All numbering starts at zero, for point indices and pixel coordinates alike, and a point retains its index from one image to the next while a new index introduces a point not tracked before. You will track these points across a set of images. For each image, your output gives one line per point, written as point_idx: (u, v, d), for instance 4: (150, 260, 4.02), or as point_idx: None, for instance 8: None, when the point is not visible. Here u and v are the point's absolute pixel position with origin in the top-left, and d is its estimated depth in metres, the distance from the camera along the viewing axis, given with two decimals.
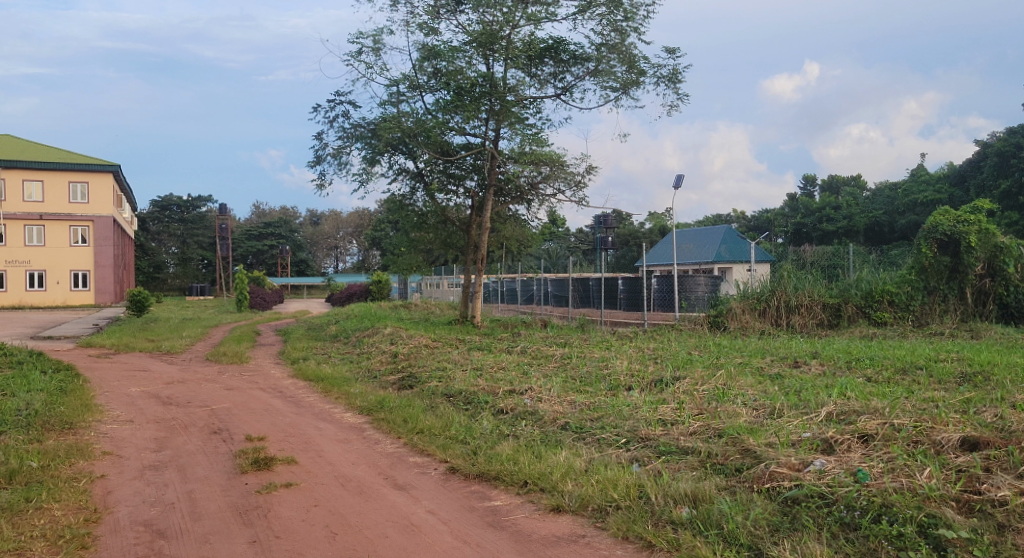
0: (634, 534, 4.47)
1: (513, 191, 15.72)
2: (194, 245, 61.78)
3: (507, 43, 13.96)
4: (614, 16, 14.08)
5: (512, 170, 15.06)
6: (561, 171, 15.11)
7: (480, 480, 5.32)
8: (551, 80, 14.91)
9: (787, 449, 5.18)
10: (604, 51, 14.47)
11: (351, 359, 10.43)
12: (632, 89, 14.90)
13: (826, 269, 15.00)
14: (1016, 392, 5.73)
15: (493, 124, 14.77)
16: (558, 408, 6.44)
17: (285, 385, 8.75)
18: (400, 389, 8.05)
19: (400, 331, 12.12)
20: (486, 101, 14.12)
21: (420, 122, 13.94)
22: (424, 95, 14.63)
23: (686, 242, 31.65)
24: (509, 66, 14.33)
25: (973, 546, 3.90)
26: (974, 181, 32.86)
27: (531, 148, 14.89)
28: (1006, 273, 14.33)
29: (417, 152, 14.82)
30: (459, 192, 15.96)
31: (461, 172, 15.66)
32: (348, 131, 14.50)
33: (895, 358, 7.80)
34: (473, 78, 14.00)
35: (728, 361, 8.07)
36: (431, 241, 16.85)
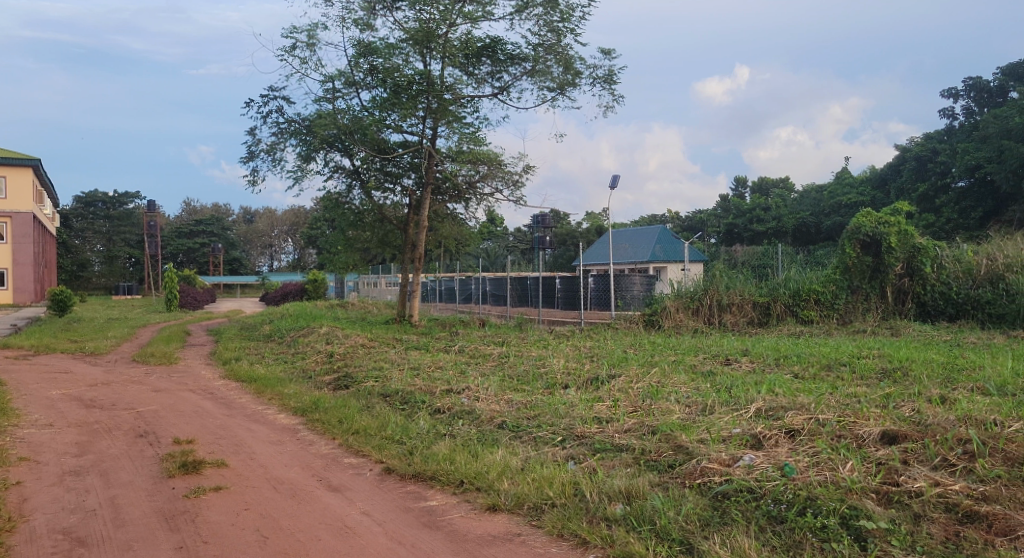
0: (568, 531, 4.54)
1: (451, 191, 15.86)
2: (121, 243, 60.29)
3: (444, 42, 13.81)
4: (550, 17, 14.03)
5: (450, 169, 15.18)
6: (498, 171, 15.29)
7: (416, 480, 5.35)
8: (488, 79, 14.86)
9: (718, 445, 5.24)
10: (541, 51, 14.44)
11: (286, 359, 10.36)
12: (569, 90, 14.94)
13: (755, 268, 15.30)
14: (932, 387, 6.04)
15: (431, 122, 14.71)
16: (495, 407, 6.49)
17: (217, 387, 8.67)
18: (335, 389, 8.03)
19: (336, 331, 12.03)
20: (424, 100, 14.03)
21: (355, 120, 13.94)
22: (361, 92, 14.48)
23: (623, 242, 32.07)
24: (446, 64, 14.24)
25: (892, 535, 4.07)
26: (895, 184, 35.04)
27: (468, 147, 14.94)
28: (924, 273, 14.50)
29: (353, 151, 14.59)
30: (396, 190, 15.81)
31: (399, 170, 15.52)
32: (282, 127, 14.29)
33: (820, 355, 8.05)
34: (410, 76, 13.82)
35: (662, 359, 8.22)
36: (368, 238, 16.59)
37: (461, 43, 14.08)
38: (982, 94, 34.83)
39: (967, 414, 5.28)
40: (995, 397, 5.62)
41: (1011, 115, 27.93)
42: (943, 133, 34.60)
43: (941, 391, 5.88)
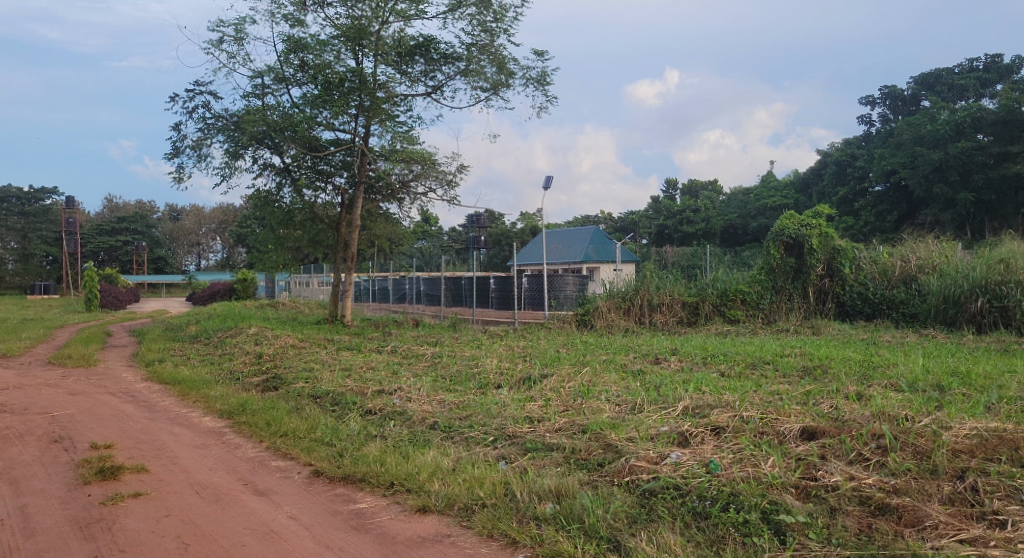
0: (498, 531, 4.56)
1: (384, 189, 15.71)
2: (37, 241, 57.83)
3: (376, 39, 13.70)
4: (483, 17, 14.04)
5: (383, 167, 15.05)
6: (432, 170, 15.29)
7: (345, 483, 5.29)
8: (422, 78, 14.78)
9: (646, 443, 5.33)
10: (474, 51, 14.44)
11: (213, 361, 10.12)
12: (503, 90, 14.95)
13: (685, 269, 15.76)
14: (849, 384, 6.26)
15: (364, 120, 14.53)
16: (427, 408, 6.47)
17: (138, 389, 8.41)
18: (264, 391, 7.88)
19: (265, 331, 11.81)
20: (356, 97, 13.90)
21: (285, 117, 13.71)
22: (291, 88, 14.24)
23: (556, 242, 32.28)
24: (379, 62, 14.07)
25: (809, 529, 4.22)
26: (817, 188, 36.70)
27: (402, 145, 14.84)
28: (843, 273, 15.07)
29: (283, 148, 14.27)
30: (327, 188, 15.58)
31: (331, 169, 15.31)
32: (208, 122, 13.94)
33: (746, 354, 8.26)
34: (342, 73, 13.66)
35: (593, 358, 8.33)
36: (300, 237, 16.31)
37: (394, 41, 13.98)
38: (897, 102, 36.59)
39: (880, 409, 5.49)
40: (907, 393, 5.86)
41: (923, 123, 30.56)
42: (862, 139, 36.36)
43: (857, 388, 6.10)
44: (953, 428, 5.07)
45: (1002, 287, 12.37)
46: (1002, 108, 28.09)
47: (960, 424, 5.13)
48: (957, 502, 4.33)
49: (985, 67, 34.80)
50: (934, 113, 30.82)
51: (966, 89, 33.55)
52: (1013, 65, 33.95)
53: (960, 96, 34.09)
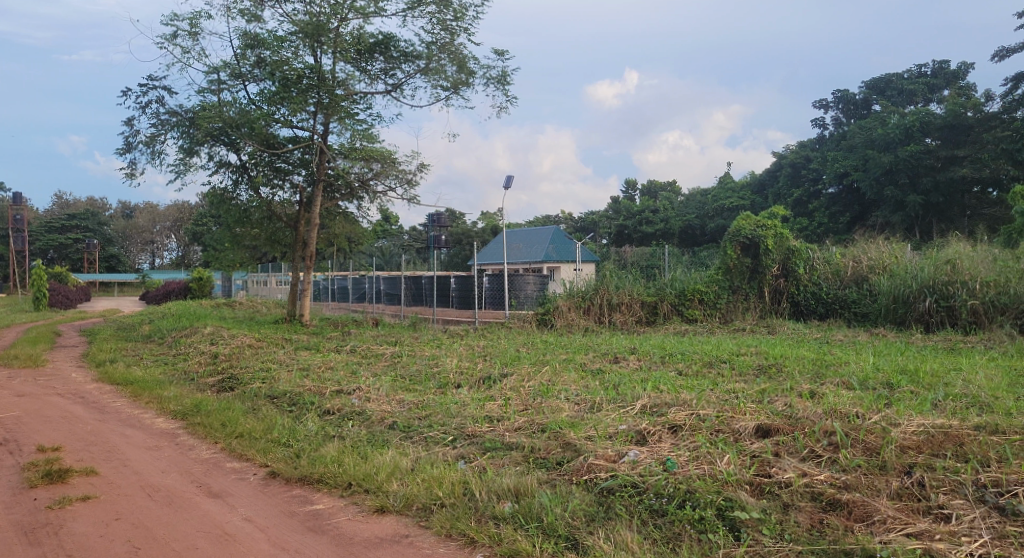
0: (456, 531, 4.55)
1: (343, 187, 15.57)
2: None
3: (334, 36, 13.58)
4: (443, 15, 13.99)
5: (342, 166, 14.88)
6: (392, 168, 15.20)
7: (302, 484, 5.23)
8: (381, 76, 14.69)
9: (604, 441, 5.36)
10: (434, 50, 14.38)
11: (167, 361, 9.93)
12: (464, 89, 14.91)
13: (644, 268, 15.83)
14: (803, 383, 6.37)
15: (323, 118, 14.37)
16: (386, 408, 6.44)
17: (88, 390, 8.22)
18: (219, 391, 7.75)
19: (221, 331, 11.63)
20: (314, 95, 13.78)
21: (242, 113, 13.49)
22: (248, 84, 14.04)
23: (516, 242, 32.24)
24: (338, 59, 13.95)
25: (763, 525, 4.29)
26: (772, 190, 37.60)
27: (361, 144, 14.82)
28: (797, 273, 15.20)
29: (239, 145, 14.07)
30: (285, 186, 15.40)
31: (288, 166, 15.15)
32: (162, 119, 13.70)
33: (702, 353, 8.36)
34: (299, 70, 13.52)
35: (553, 358, 8.35)
36: (257, 235, 16.10)
37: (353, 38, 13.87)
38: (849, 106, 37.38)
39: (832, 407, 5.60)
40: (858, 391, 5.99)
41: (874, 126, 31.44)
42: (815, 142, 37.32)
43: (810, 387, 6.21)
44: (901, 425, 5.20)
45: (949, 287, 12.73)
46: (948, 113, 29.00)
47: (908, 421, 5.26)
48: (905, 497, 4.43)
49: (933, 73, 35.64)
50: (885, 117, 31.23)
51: (914, 93, 34.60)
52: (960, 72, 34.96)
53: (908, 100, 35.19)
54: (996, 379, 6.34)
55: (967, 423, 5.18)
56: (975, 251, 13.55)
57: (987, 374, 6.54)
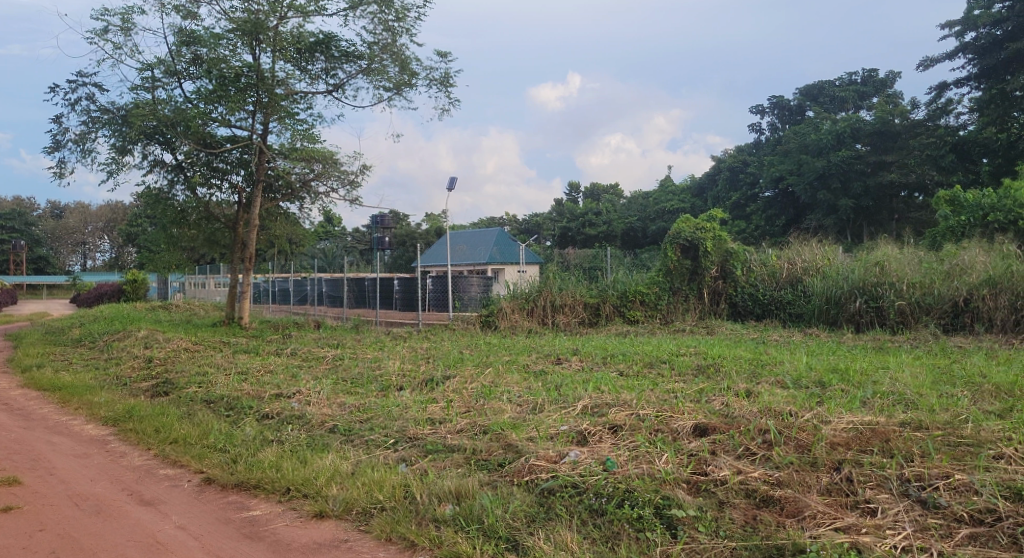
0: (397, 535, 4.52)
1: (283, 188, 15.39)
2: None
3: (274, 35, 13.41)
4: (385, 16, 13.91)
5: (282, 166, 14.68)
6: (334, 169, 15.01)
7: (238, 490, 5.14)
8: (322, 76, 14.55)
9: (546, 442, 5.39)
10: (376, 50, 14.30)
11: (97, 366, 9.65)
12: (407, 90, 14.82)
13: (587, 270, 16.02)
14: (739, 382, 6.51)
15: (263, 117, 14.17)
16: (327, 411, 6.36)
17: (12, 398, 7.93)
18: (153, 396, 7.56)
19: (156, 335, 11.34)
20: (252, 93, 13.59)
21: (178, 111, 13.20)
22: (183, 82, 13.78)
23: (460, 243, 32.27)
24: (278, 57, 13.77)
25: (699, 522, 4.37)
26: (711, 194, 38.90)
27: (302, 144, 14.58)
28: (736, 275, 15.53)
29: (175, 144, 13.80)
30: (223, 187, 15.11)
31: (226, 166, 14.88)
32: (92, 116, 13.38)
33: (643, 353, 8.49)
34: (237, 68, 13.30)
35: (496, 359, 8.36)
36: (195, 237, 15.82)
37: (292, 36, 13.70)
38: (784, 112, 38.47)
39: (767, 406, 5.74)
40: (792, 390, 6.15)
41: (807, 132, 32.36)
42: (752, 147, 38.42)
43: (746, 386, 6.35)
44: (832, 422, 5.35)
45: (878, 288, 13.20)
46: (878, 120, 30.15)
47: (839, 418, 5.42)
48: (834, 492, 4.56)
49: (862, 81, 36.80)
50: (817, 124, 32.43)
51: (846, 100, 35.64)
52: (887, 80, 36.24)
53: (840, 107, 36.25)
54: (921, 376, 6.59)
55: (893, 419, 5.36)
56: (902, 253, 14.09)
57: (913, 372, 6.80)
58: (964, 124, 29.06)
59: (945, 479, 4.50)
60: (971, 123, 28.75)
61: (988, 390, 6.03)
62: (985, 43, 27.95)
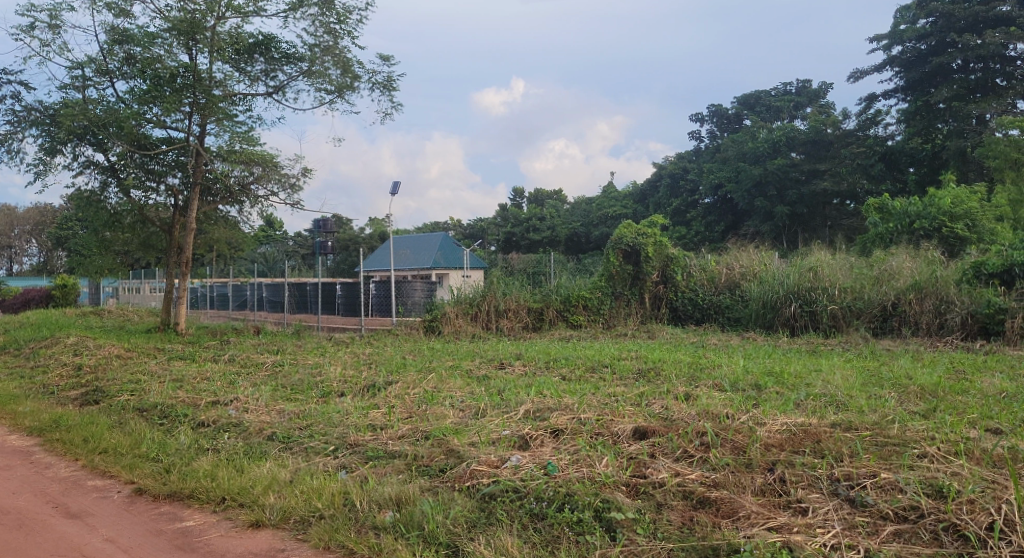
0: (335, 543, 4.45)
1: (222, 192, 15.14)
2: None
3: (211, 35, 13.19)
4: (326, 18, 13.78)
5: (220, 169, 14.41)
6: (274, 172, 14.82)
7: (171, 500, 5.01)
8: (262, 78, 14.35)
9: (487, 447, 5.39)
10: (318, 52, 14.18)
11: (22, 374, 9.32)
12: (349, 93, 14.70)
13: (531, 275, 16.08)
14: (679, 385, 6.63)
15: (199, 119, 13.91)
16: (265, 419, 6.25)
17: None
18: (83, 405, 7.32)
19: (86, 342, 10.98)
20: (189, 94, 13.28)
21: (109, 111, 12.89)
22: (116, 81, 13.49)
23: (403, 248, 32.00)
24: (215, 58, 13.56)
25: (638, 524, 4.42)
26: (653, 199, 39.45)
27: (241, 147, 14.28)
28: (676, 280, 15.76)
29: (107, 145, 13.47)
30: (158, 189, 14.75)
31: (162, 169, 14.53)
32: (18, 115, 13.09)
33: (586, 358, 8.55)
34: (173, 68, 13.06)
35: (439, 365, 8.32)
36: (128, 240, 15.68)
37: (231, 37, 13.52)
38: (723, 120, 39.44)
39: (705, 408, 5.86)
40: (729, 392, 6.28)
41: (744, 140, 33.24)
42: (692, 153, 39.20)
43: (685, 390, 6.45)
44: (767, 424, 5.48)
45: (811, 293, 13.55)
46: (812, 129, 30.92)
47: (773, 420, 5.56)
48: (767, 493, 4.66)
49: (798, 91, 37.68)
50: (753, 131, 33.44)
51: (781, 110, 36.43)
52: (821, 90, 36.95)
53: (776, 117, 36.96)
54: (851, 378, 6.81)
55: (825, 420, 5.52)
56: (834, 259, 14.52)
57: (844, 375, 7.00)
58: (891, 135, 30.42)
59: (872, 478, 4.64)
60: (898, 134, 30.11)
61: (913, 391, 6.26)
62: (911, 57, 29.25)
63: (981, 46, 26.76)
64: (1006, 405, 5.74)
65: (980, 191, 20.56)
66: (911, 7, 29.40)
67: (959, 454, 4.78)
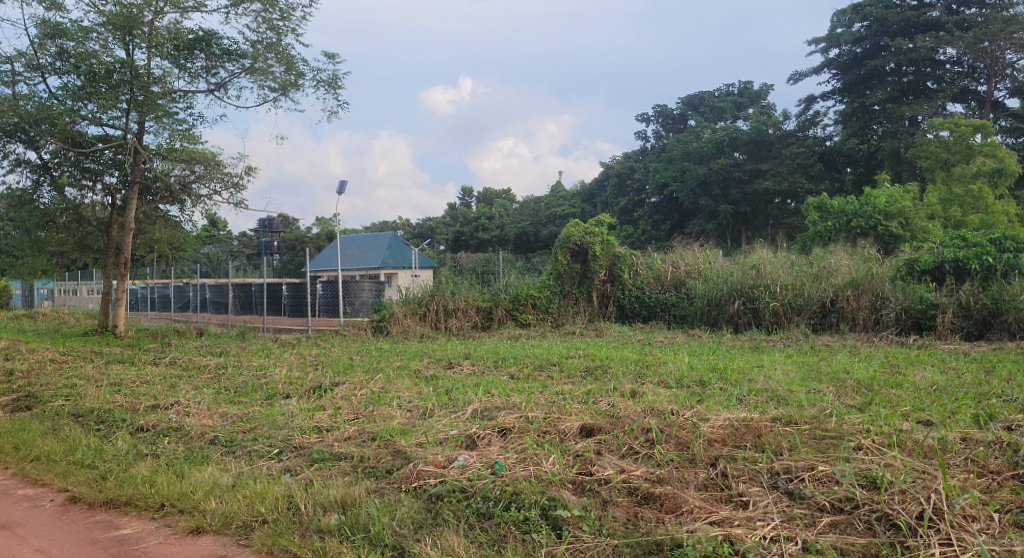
0: (278, 548, 4.38)
1: (162, 191, 14.81)
2: None
3: (149, 30, 12.96)
4: (269, 14, 13.59)
5: (160, 167, 14.12)
6: (216, 171, 14.52)
7: (108, 508, 4.89)
8: (203, 74, 14.11)
9: (434, 447, 5.37)
10: (260, 49, 13.95)
11: None
12: (294, 91, 14.50)
13: (480, 274, 16.13)
14: (625, 383, 6.69)
15: (138, 116, 13.62)
16: (207, 422, 6.13)
17: None
18: (13, 412, 7.09)
19: (18, 347, 10.58)
20: (126, 91, 13.02)
21: (41, 108, 12.59)
22: (48, 77, 13.21)
23: (351, 248, 31.63)
24: (153, 54, 13.32)
25: (583, 521, 4.45)
26: (601, 198, 39.83)
27: (182, 145, 14.00)
28: (623, 279, 15.92)
29: (39, 143, 13.14)
30: (95, 188, 14.40)
31: (99, 166, 14.20)
32: None
33: (534, 356, 8.58)
34: (108, 64, 12.79)
35: (386, 365, 8.27)
36: (64, 240, 15.22)
37: (169, 32, 13.28)
38: (667, 120, 39.80)
39: (650, 405, 5.94)
40: (674, 389, 6.37)
41: (689, 141, 33.80)
42: (638, 153, 39.76)
43: (632, 387, 6.53)
44: (710, 420, 5.57)
45: (754, 290, 13.79)
46: (753, 130, 31.58)
47: (716, 416, 5.65)
48: (710, 487, 4.73)
49: (740, 93, 38.70)
50: (698, 132, 34.01)
51: (724, 111, 37.29)
52: (762, 92, 38.04)
53: (719, 117, 37.87)
54: (791, 373, 6.97)
55: (766, 415, 5.63)
56: (775, 257, 14.83)
57: (785, 370, 7.17)
58: (829, 135, 31.27)
59: (810, 470, 4.75)
60: (835, 134, 30.91)
61: (849, 385, 6.43)
62: (848, 59, 30.24)
63: (913, 49, 27.63)
64: (936, 398, 5.94)
65: (913, 191, 21.27)
66: (847, 11, 30.32)
67: (892, 446, 4.93)
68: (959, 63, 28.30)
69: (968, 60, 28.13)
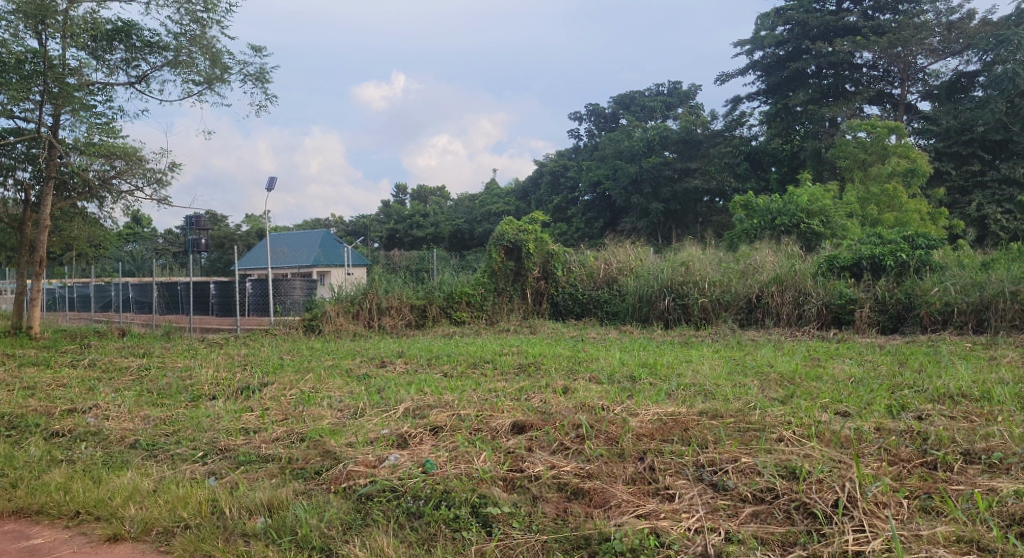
0: (200, 553, 4.27)
1: (80, 187, 14.31)
2: None
3: (64, 19, 12.52)
4: (192, 6, 13.26)
5: (77, 162, 13.66)
6: (138, 167, 14.18)
7: (18, 517, 4.71)
8: (124, 67, 13.71)
9: (364, 447, 5.32)
10: (184, 41, 13.61)
11: None
12: (219, 85, 14.19)
13: (414, 272, 16.07)
14: (557, 379, 6.76)
15: (53, 108, 13.22)
16: (127, 425, 5.96)
17: None
18: None
19: None
20: (39, 82, 12.56)
21: None
22: None
23: (281, 246, 31.11)
24: (70, 44, 12.89)
25: (512, 518, 4.46)
26: (535, 196, 40.09)
27: (101, 139, 13.58)
28: (556, 276, 16.07)
29: None
30: (7, 183, 13.83)
31: (10, 161, 13.67)
32: None
33: (468, 354, 8.60)
34: (19, 54, 12.34)
35: (318, 365, 8.14)
36: None
37: (86, 22, 12.83)
38: (599, 118, 40.34)
39: (582, 401, 6.02)
40: (606, 385, 6.46)
41: (621, 138, 34.07)
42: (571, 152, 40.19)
43: (564, 383, 6.60)
44: (639, 415, 5.66)
45: (684, 286, 13.99)
46: (683, 129, 32.29)
47: (646, 410, 5.76)
48: (638, 480, 4.80)
49: (669, 93, 39.35)
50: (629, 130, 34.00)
51: (654, 110, 37.94)
52: (690, 92, 38.78)
53: (649, 116, 38.49)
54: (718, 368, 7.13)
55: (693, 409, 5.75)
56: (705, 254, 15.19)
57: (712, 364, 7.32)
58: (754, 135, 32.12)
59: (733, 462, 4.86)
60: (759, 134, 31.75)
61: (773, 379, 6.63)
62: (771, 61, 31.03)
63: (832, 53, 28.48)
64: (854, 390, 6.14)
65: (833, 190, 22.00)
66: (770, 14, 31.14)
67: (811, 437, 5.09)
68: (874, 67, 29.34)
69: (883, 65, 29.21)
